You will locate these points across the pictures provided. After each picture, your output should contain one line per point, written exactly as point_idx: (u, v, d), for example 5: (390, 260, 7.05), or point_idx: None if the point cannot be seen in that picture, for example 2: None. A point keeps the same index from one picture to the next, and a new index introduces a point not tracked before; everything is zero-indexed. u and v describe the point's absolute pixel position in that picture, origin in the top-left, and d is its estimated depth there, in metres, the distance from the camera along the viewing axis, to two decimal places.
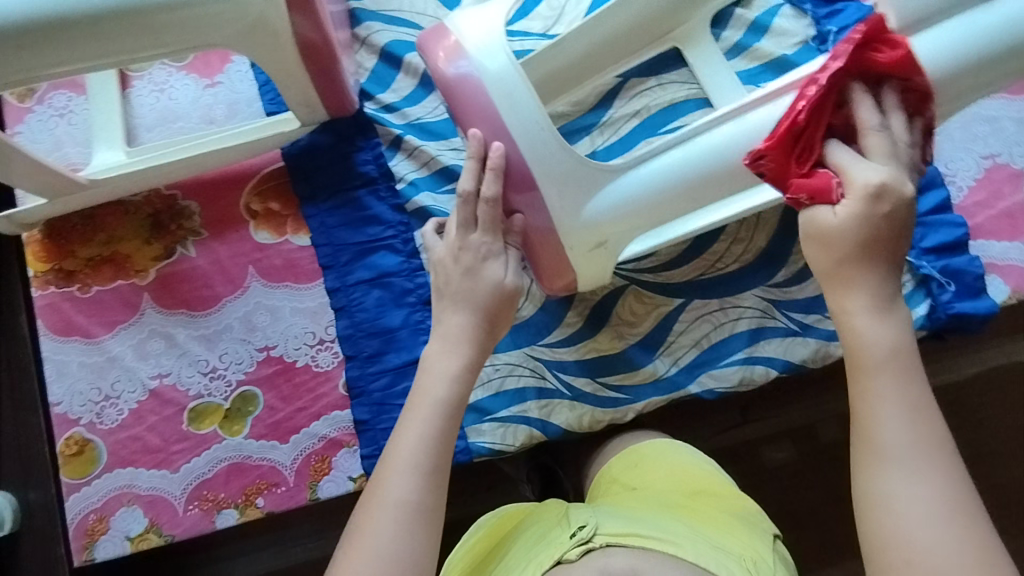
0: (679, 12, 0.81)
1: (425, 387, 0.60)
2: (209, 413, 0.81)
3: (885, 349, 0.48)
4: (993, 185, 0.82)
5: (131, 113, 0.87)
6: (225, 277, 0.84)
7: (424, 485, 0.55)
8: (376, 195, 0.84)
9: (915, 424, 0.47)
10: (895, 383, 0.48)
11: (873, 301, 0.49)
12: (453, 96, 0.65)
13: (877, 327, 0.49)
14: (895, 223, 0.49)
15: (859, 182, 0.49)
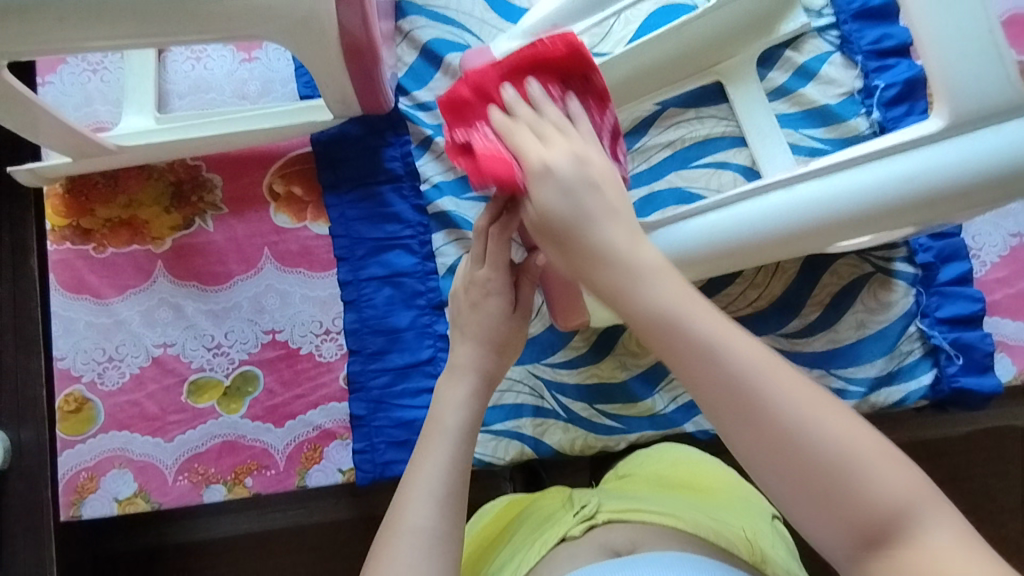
0: (728, 45, 0.82)
1: (436, 415, 0.60)
2: (209, 387, 0.81)
3: (580, 214, 0.46)
4: (1016, 264, 0.82)
5: (165, 79, 0.87)
6: (240, 256, 0.84)
7: (441, 511, 0.54)
8: (399, 192, 0.84)
9: (722, 357, 0.40)
10: (694, 341, 0.41)
11: (572, 171, 0.48)
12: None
13: (650, 281, 0.43)
14: (572, 270, 0.47)
15: (535, 161, 0.48)
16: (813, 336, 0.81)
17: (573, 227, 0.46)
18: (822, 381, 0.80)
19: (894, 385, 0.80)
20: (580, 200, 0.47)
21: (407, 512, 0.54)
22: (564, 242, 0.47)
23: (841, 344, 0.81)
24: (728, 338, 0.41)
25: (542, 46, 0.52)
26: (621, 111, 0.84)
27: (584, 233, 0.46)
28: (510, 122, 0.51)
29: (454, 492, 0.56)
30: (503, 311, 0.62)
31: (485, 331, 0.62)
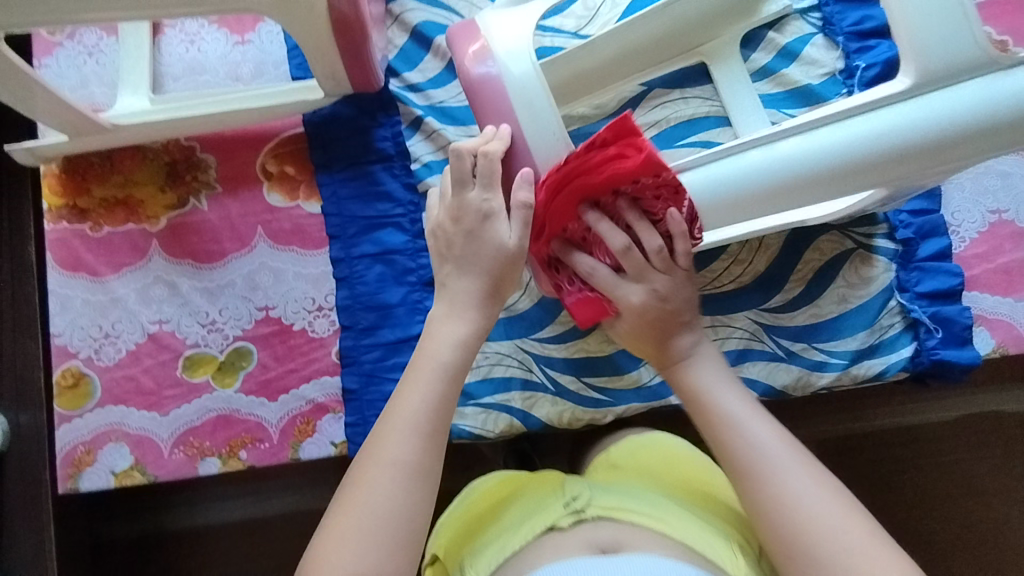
0: (712, 25, 0.84)
1: (429, 350, 0.63)
2: (204, 362, 0.83)
3: (699, 389, 0.67)
4: (995, 240, 0.83)
5: (160, 61, 0.88)
6: (233, 234, 0.85)
7: (423, 446, 0.58)
8: (390, 171, 0.86)
9: (750, 436, 0.61)
10: (721, 409, 0.64)
11: (704, 374, 0.68)
12: (476, 96, 0.66)
13: (706, 364, 0.68)
14: (651, 323, 0.69)
15: (619, 300, 0.69)
16: (795, 310, 0.83)
17: (660, 332, 0.69)
18: (804, 354, 0.82)
19: (875, 358, 0.81)
20: (650, 308, 0.69)
21: (387, 446, 0.57)
22: (657, 343, 0.70)
23: (823, 318, 0.82)
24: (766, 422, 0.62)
25: (602, 163, 0.61)
26: (608, 92, 0.85)
27: (643, 315, 0.69)
28: (587, 255, 0.70)
29: (432, 431, 0.59)
30: (500, 239, 0.65)
31: (491, 265, 0.65)
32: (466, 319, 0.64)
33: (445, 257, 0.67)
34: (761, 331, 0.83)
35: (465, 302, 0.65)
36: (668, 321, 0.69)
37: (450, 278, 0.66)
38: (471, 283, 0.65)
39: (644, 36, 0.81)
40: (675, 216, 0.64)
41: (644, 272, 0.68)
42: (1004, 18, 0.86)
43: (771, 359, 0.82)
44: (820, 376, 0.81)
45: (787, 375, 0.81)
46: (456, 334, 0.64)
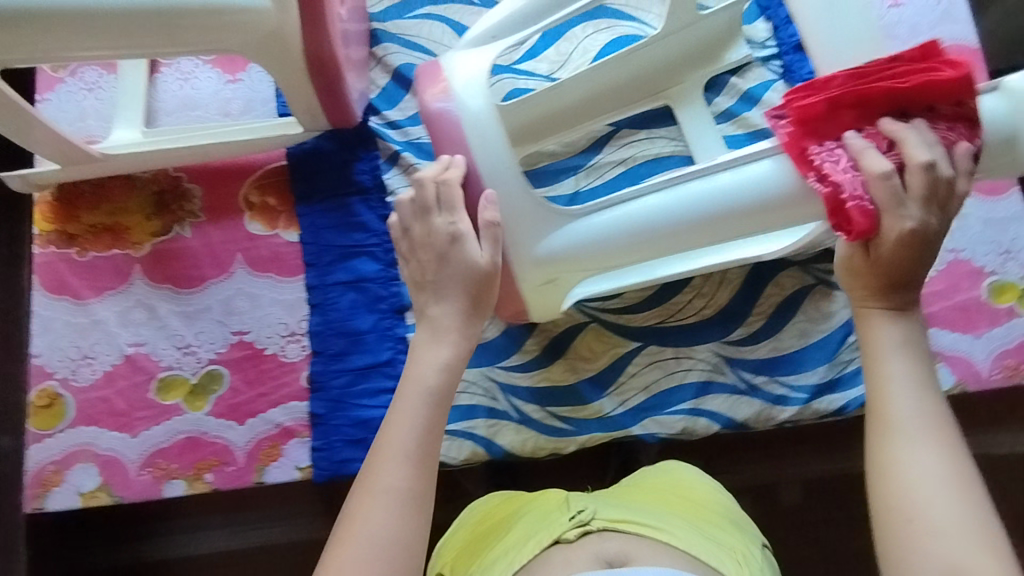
0: (675, 71, 0.87)
1: (410, 376, 0.62)
2: (176, 385, 0.85)
3: (893, 344, 0.54)
4: (952, 278, 0.85)
5: (155, 97, 0.93)
6: (213, 260, 0.88)
7: (413, 473, 0.57)
8: (366, 203, 0.89)
9: (907, 408, 0.52)
10: (889, 367, 0.53)
11: (903, 336, 0.54)
12: (435, 128, 0.69)
13: (892, 318, 0.55)
14: (917, 240, 0.53)
15: (891, 225, 0.54)
16: (756, 343, 0.85)
17: (904, 270, 0.54)
18: (766, 388, 0.84)
19: (836, 392, 0.83)
20: (920, 231, 0.53)
21: (379, 475, 0.57)
22: (881, 283, 0.55)
23: (784, 352, 0.84)
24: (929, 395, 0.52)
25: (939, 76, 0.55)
26: (576, 131, 0.89)
27: (907, 248, 0.53)
28: (867, 145, 0.55)
29: (421, 455, 0.59)
30: (473, 256, 0.65)
31: (467, 287, 0.65)
32: (450, 343, 0.63)
33: (423, 283, 0.66)
34: (723, 364, 0.84)
35: (447, 328, 0.64)
36: (924, 256, 0.54)
37: (432, 304, 0.66)
38: (454, 307, 0.65)
39: (608, 82, 0.86)
40: (964, 150, 0.55)
41: (909, 198, 0.53)
42: None
43: (732, 392, 0.84)
44: (780, 409, 0.83)
45: (748, 408, 0.83)
46: (441, 359, 0.63)
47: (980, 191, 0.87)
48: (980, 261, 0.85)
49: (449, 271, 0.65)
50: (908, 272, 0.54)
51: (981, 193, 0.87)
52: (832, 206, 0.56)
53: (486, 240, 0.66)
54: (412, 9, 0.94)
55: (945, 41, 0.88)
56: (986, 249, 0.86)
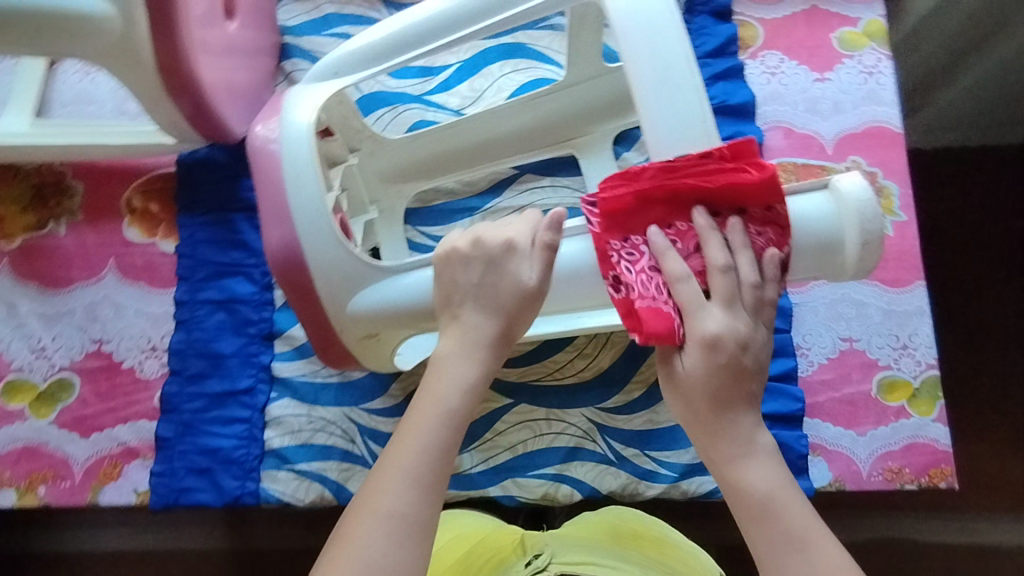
0: (582, 121, 0.83)
1: (428, 390, 0.53)
2: (23, 389, 0.81)
3: (751, 485, 0.51)
4: (843, 368, 0.81)
5: (51, 87, 0.90)
6: (84, 263, 0.85)
7: (419, 498, 0.49)
8: (251, 222, 0.85)
9: (746, 515, 0.51)
10: (760, 489, 0.51)
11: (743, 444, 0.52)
12: (256, 161, 0.64)
13: (729, 408, 0.52)
14: (752, 363, 0.52)
15: (705, 328, 0.50)
16: (632, 413, 0.80)
17: (723, 390, 0.51)
18: (635, 460, 0.79)
19: (708, 475, 0.78)
20: (735, 358, 0.51)
21: (382, 496, 0.49)
22: (708, 391, 0.51)
23: (659, 425, 0.80)
24: (779, 495, 0.51)
25: (742, 180, 0.51)
26: (477, 172, 0.85)
27: (709, 382, 0.51)
28: (669, 246, 0.52)
29: (433, 481, 0.50)
30: (521, 278, 0.54)
31: (509, 306, 0.54)
32: (475, 362, 0.53)
33: (456, 291, 0.55)
34: (595, 430, 0.80)
35: (479, 344, 0.54)
36: (752, 373, 0.52)
37: (464, 312, 0.55)
38: (486, 322, 0.54)
39: (508, 126, 0.82)
40: (770, 258, 0.52)
41: (712, 301, 0.51)
42: (873, 152, 0.86)
43: (600, 462, 0.79)
44: (648, 486, 0.78)
45: (615, 480, 0.78)
46: (466, 379, 0.53)
47: (881, 281, 0.83)
48: (874, 354, 0.81)
49: (490, 287, 0.54)
50: (742, 368, 0.51)
51: (886, 283, 0.82)
52: (632, 313, 0.52)
53: (536, 260, 0.54)
54: (330, 27, 0.91)
55: (869, 122, 0.86)
56: (882, 341, 0.81)
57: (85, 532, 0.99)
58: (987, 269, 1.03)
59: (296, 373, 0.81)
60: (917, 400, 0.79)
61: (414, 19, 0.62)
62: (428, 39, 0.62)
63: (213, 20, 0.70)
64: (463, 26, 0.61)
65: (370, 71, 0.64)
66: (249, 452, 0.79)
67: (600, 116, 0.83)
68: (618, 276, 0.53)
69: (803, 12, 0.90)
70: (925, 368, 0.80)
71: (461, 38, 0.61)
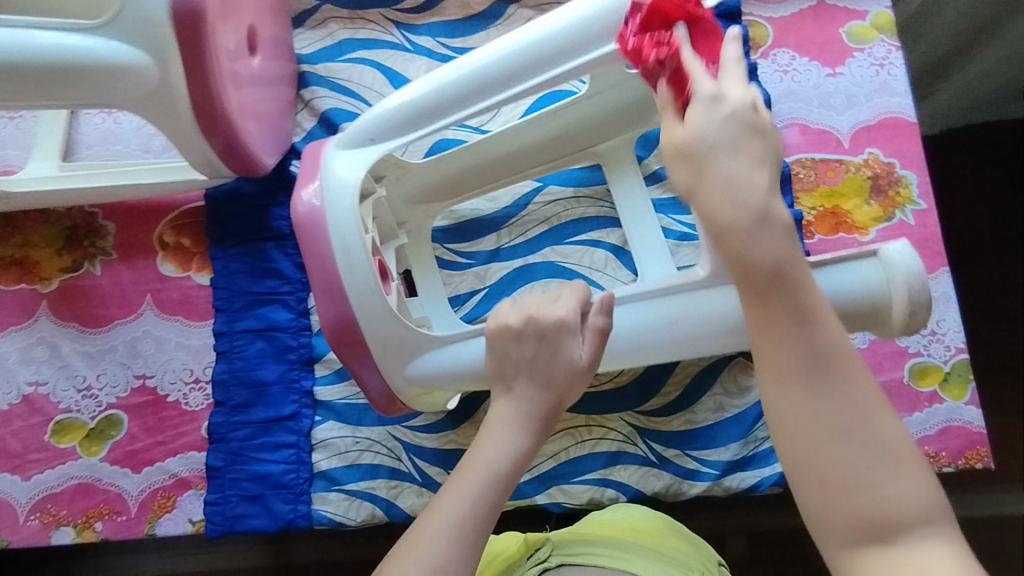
0: (603, 131, 0.83)
1: (478, 448, 0.56)
2: (72, 428, 0.83)
3: (753, 247, 0.45)
4: (874, 357, 0.83)
5: (75, 130, 0.92)
6: (122, 301, 0.87)
7: (462, 557, 0.50)
8: (283, 250, 0.87)
9: (779, 360, 0.44)
10: (773, 253, 0.45)
11: (736, 201, 0.45)
12: (304, 230, 0.66)
13: (725, 161, 0.46)
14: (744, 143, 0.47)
15: (702, 84, 0.49)
16: (670, 416, 0.82)
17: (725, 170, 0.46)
18: (677, 461, 0.80)
19: (749, 470, 0.80)
20: (744, 116, 0.47)
21: (420, 552, 0.50)
22: (728, 153, 0.47)
23: (698, 425, 0.81)
24: (812, 318, 0.45)
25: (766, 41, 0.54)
26: (501, 187, 0.87)
27: (707, 146, 0.47)
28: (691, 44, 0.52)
29: (472, 541, 0.51)
30: (575, 356, 0.57)
31: (562, 380, 0.57)
32: (529, 433, 0.57)
33: (510, 361, 0.59)
34: (635, 434, 0.81)
35: (530, 418, 0.57)
36: (762, 126, 0.48)
37: (517, 385, 0.59)
38: (541, 396, 0.58)
39: (533, 140, 0.82)
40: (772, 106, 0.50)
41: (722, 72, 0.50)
42: (890, 142, 0.87)
43: (643, 464, 0.81)
44: (691, 484, 0.80)
45: (658, 481, 0.80)
46: (514, 447, 0.56)
47: None
48: (904, 341, 0.82)
49: (545, 363, 0.58)
50: (738, 143, 0.47)
51: None
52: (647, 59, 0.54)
53: (586, 334, 0.58)
54: (345, 53, 0.92)
55: (884, 114, 0.88)
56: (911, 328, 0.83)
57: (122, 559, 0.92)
58: (1004, 246, 1.04)
59: (338, 396, 0.83)
60: (949, 385, 0.81)
61: (447, 78, 0.64)
62: (466, 100, 0.64)
63: (240, 58, 0.72)
64: (493, 80, 0.63)
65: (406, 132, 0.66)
66: (298, 476, 0.81)
67: (623, 124, 0.82)
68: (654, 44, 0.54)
69: (810, 8, 0.91)
70: (955, 352, 0.82)
71: (498, 98, 0.63)
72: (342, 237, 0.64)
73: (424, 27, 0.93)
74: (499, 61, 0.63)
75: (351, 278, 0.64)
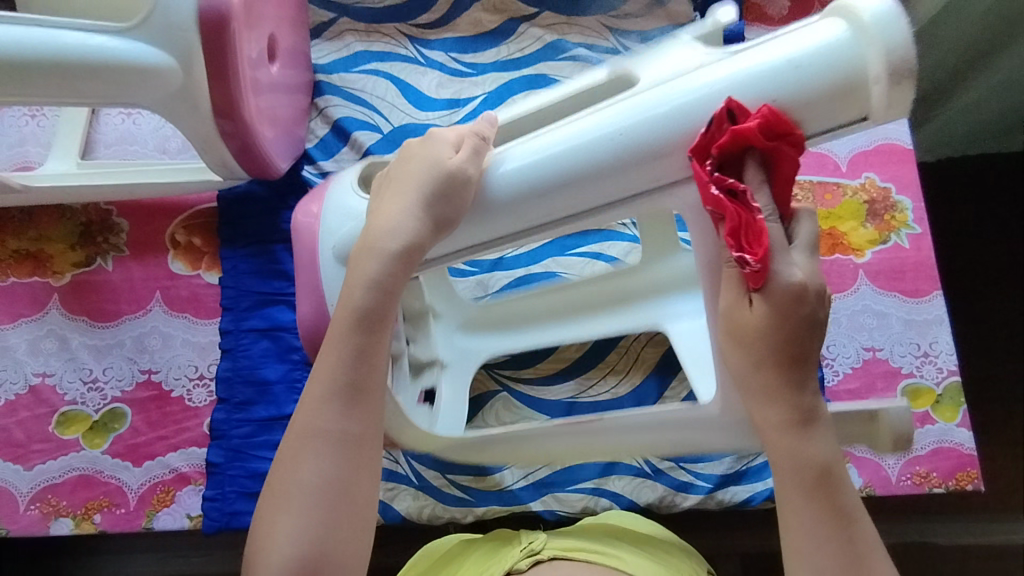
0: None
1: (344, 299, 0.55)
2: (77, 420, 0.84)
3: (805, 454, 0.49)
4: (867, 376, 0.84)
5: (95, 129, 0.95)
6: (132, 297, 0.89)
7: (345, 408, 0.53)
8: (291, 252, 0.89)
9: (814, 543, 0.48)
10: (821, 458, 0.49)
11: (792, 405, 0.49)
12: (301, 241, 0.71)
13: (783, 371, 0.48)
14: (805, 326, 0.47)
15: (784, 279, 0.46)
16: None
17: (785, 351, 0.47)
18: (671, 473, 0.81)
19: (741, 485, 0.81)
20: (814, 310, 0.47)
21: (309, 416, 0.53)
22: (783, 355, 0.48)
23: None
24: (851, 509, 0.49)
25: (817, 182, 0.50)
26: None
27: (764, 337, 0.47)
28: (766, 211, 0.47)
29: (348, 392, 0.53)
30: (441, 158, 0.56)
31: (421, 189, 0.55)
32: (383, 257, 0.55)
33: (383, 196, 0.58)
34: None
35: (386, 241, 0.55)
36: (823, 310, 0.48)
37: (384, 206, 0.57)
38: (409, 215, 0.55)
39: None
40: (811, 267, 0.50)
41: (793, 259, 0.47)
42: (887, 167, 0.89)
43: (637, 475, 0.81)
44: (684, 497, 0.80)
45: (651, 493, 0.81)
46: (373, 276, 0.55)
47: (903, 292, 0.86)
48: (898, 362, 0.84)
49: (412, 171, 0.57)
50: (796, 345, 0.47)
51: (905, 294, 0.86)
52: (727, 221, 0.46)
53: (462, 146, 0.57)
54: (360, 64, 0.95)
55: (880, 140, 0.90)
56: (904, 349, 0.84)
57: (116, 555, 0.92)
58: (997, 275, 1.06)
59: None
60: (941, 406, 0.82)
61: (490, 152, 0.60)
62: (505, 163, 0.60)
63: (261, 66, 0.75)
64: (550, 187, 0.54)
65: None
66: None
67: None
68: (734, 189, 0.46)
69: None
70: (947, 374, 0.83)
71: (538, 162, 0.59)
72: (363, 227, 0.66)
73: (437, 42, 0.96)
74: (559, 151, 0.53)
75: None
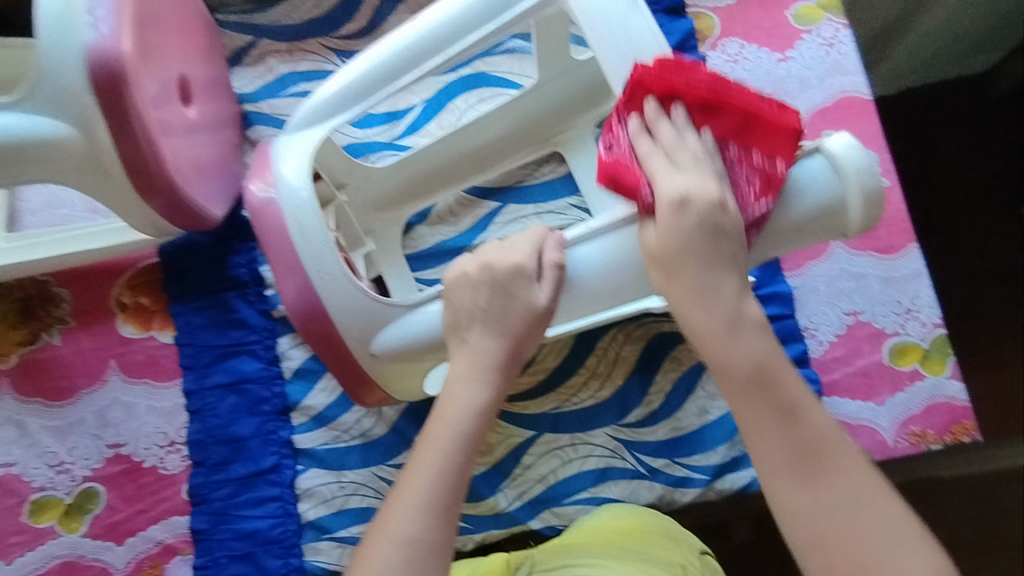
0: (561, 118, 0.82)
1: (439, 412, 0.54)
2: (50, 506, 0.81)
3: (748, 368, 0.48)
4: (853, 342, 0.82)
5: (18, 197, 0.88)
6: (86, 369, 0.84)
7: (437, 524, 0.49)
8: (244, 298, 0.85)
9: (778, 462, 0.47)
10: (746, 363, 0.48)
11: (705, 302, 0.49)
12: (259, 218, 0.65)
13: (694, 272, 0.49)
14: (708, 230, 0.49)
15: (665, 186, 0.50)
16: (654, 425, 0.80)
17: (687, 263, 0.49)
18: (667, 470, 0.79)
19: (739, 471, 0.79)
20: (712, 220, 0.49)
21: (396, 519, 0.49)
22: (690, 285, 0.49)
23: (685, 431, 0.80)
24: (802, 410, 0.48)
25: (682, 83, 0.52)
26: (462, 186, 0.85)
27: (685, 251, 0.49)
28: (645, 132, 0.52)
29: (445, 509, 0.50)
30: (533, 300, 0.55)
31: (519, 325, 0.55)
32: (486, 384, 0.54)
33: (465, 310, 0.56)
34: (621, 448, 0.80)
35: (488, 365, 0.55)
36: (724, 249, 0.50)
37: (471, 333, 0.56)
38: (495, 344, 0.55)
39: (496, 136, 0.82)
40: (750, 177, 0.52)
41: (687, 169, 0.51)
42: (851, 121, 0.86)
43: (633, 477, 0.79)
44: (682, 492, 0.79)
45: (650, 493, 0.79)
46: (478, 401, 0.54)
47: (878, 250, 0.83)
48: (882, 323, 0.82)
49: (498, 308, 0.55)
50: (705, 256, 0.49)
51: (880, 252, 0.83)
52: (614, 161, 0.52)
53: (545, 277, 0.55)
54: (288, 87, 0.89)
55: (838, 93, 0.87)
56: (886, 309, 0.82)
57: None
58: (970, 207, 1.04)
59: (318, 443, 0.81)
60: (929, 361, 0.80)
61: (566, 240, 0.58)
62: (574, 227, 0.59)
63: (172, 114, 0.70)
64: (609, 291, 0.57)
65: (335, 118, 0.65)
66: (286, 529, 0.79)
67: (582, 111, 0.82)
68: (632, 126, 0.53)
69: None
70: (932, 328, 0.81)
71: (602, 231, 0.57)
72: (312, 262, 0.62)
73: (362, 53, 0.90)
74: (628, 251, 0.55)
75: (323, 292, 0.63)
